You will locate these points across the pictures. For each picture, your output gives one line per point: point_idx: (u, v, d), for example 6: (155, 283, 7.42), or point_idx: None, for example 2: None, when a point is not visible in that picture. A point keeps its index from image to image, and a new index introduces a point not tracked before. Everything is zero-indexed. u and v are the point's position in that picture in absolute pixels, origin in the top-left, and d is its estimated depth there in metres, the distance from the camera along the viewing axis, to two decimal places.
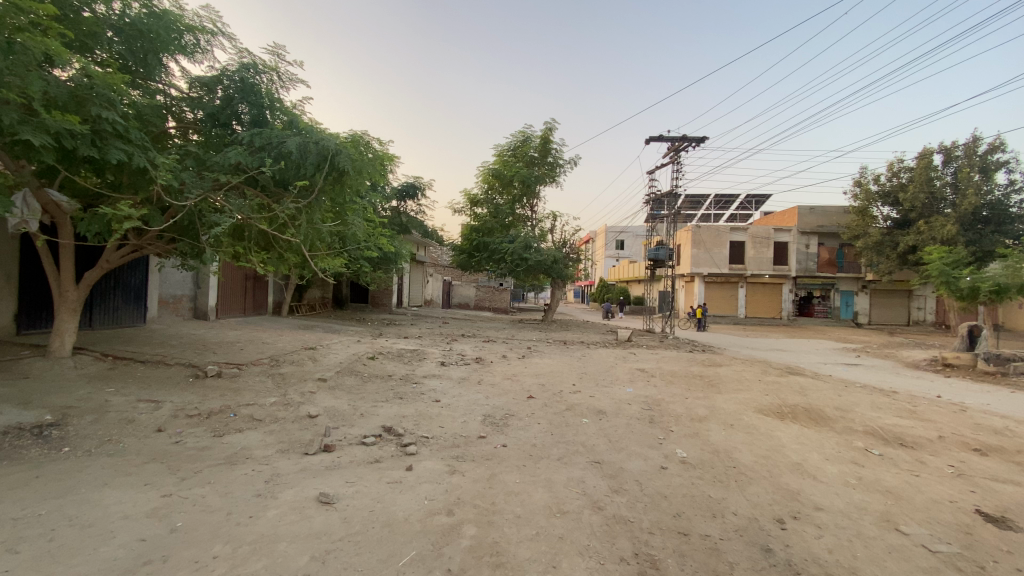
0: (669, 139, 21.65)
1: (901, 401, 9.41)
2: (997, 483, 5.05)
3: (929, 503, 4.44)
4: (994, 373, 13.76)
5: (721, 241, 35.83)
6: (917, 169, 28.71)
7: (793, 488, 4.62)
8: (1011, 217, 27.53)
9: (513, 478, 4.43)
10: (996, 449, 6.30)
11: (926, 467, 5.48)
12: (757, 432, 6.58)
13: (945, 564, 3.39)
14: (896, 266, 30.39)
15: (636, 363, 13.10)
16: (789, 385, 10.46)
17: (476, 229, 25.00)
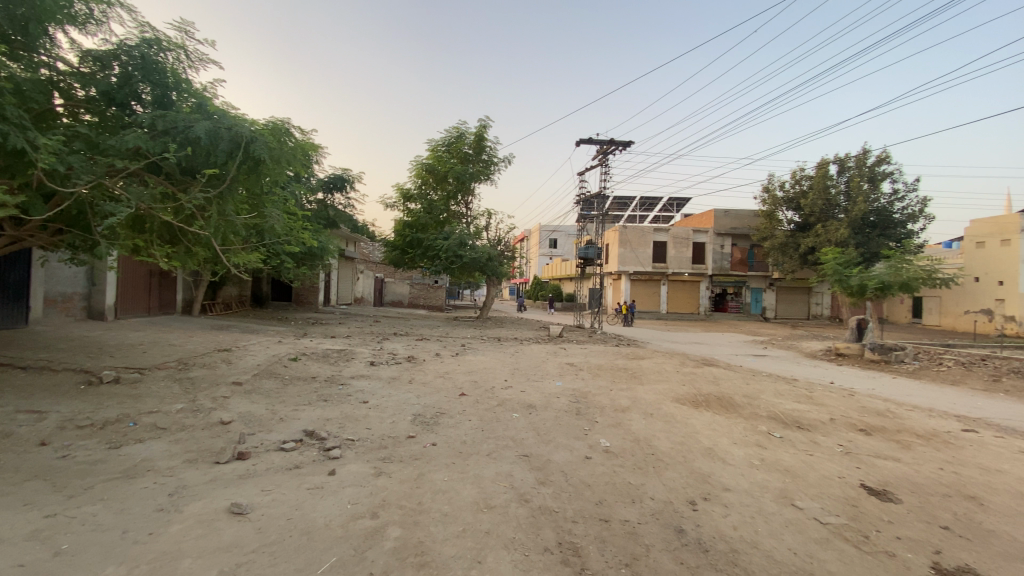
0: (599, 141, 22.44)
1: (800, 388, 10.35)
2: (877, 458, 5.71)
3: (821, 479, 4.93)
4: (878, 360, 15.52)
5: (647, 241, 37.62)
6: (816, 178, 31.73)
7: (705, 472, 4.95)
8: (893, 222, 31.07)
9: (440, 477, 4.39)
10: (877, 428, 7.11)
11: (820, 447, 6.08)
12: (674, 420, 6.99)
13: (834, 534, 3.78)
14: (798, 265, 33.41)
15: (566, 358, 13.47)
16: (705, 376, 11.21)
17: (409, 225, 24.54)
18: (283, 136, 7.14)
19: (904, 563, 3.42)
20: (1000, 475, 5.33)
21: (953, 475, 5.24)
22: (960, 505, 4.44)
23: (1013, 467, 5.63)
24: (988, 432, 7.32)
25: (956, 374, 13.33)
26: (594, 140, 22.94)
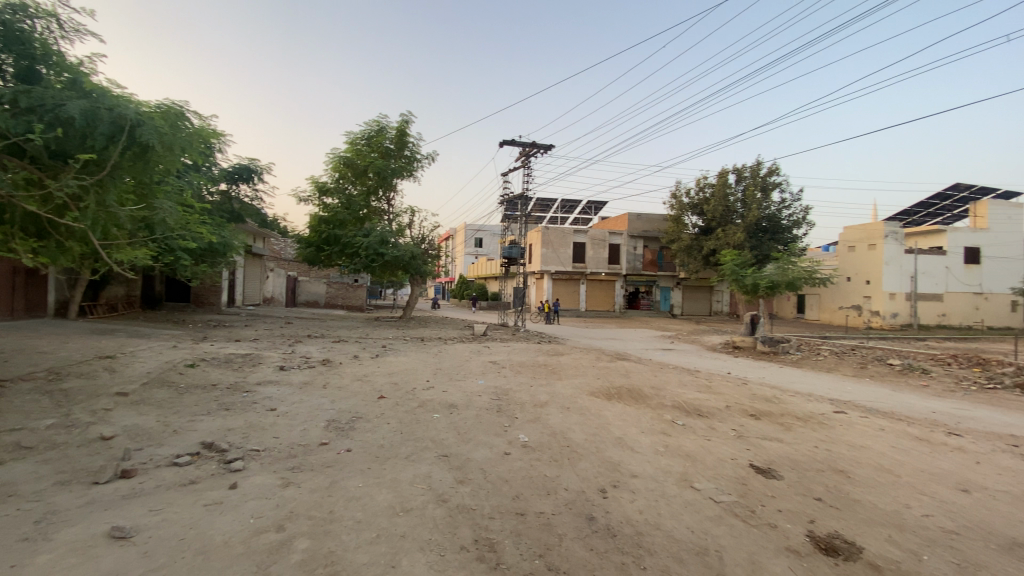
0: (522, 143, 22.83)
1: (702, 379, 11.24)
2: (765, 440, 6.35)
3: (717, 461, 5.40)
4: (768, 352, 17.24)
5: (567, 241, 38.82)
6: (717, 186, 34.60)
7: (616, 460, 5.22)
8: (781, 228, 34.59)
9: (355, 483, 4.25)
10: (764, 413, 7.90)
11: (717, 432, 6.65)
12: (588, 412, 7.30)
13: (727, 511, 4.16)
14: (701, 266, 36.21)
15: (488, 356, 13.57)
16: (618, 370, 11.82)
17: (326, 221, 23.42)
18: (176, 120, 6.52)
19: (783, 533, 3.84)
20: (861, 449, 6.15)
21: (825, 452, 5.96)
22: (829, 478, 5.07)
23: (871, 442, 6.52)
24: (853, 412, 8.41)
25: (830, 363, 15.16)
26: (517, 142, 23.31)
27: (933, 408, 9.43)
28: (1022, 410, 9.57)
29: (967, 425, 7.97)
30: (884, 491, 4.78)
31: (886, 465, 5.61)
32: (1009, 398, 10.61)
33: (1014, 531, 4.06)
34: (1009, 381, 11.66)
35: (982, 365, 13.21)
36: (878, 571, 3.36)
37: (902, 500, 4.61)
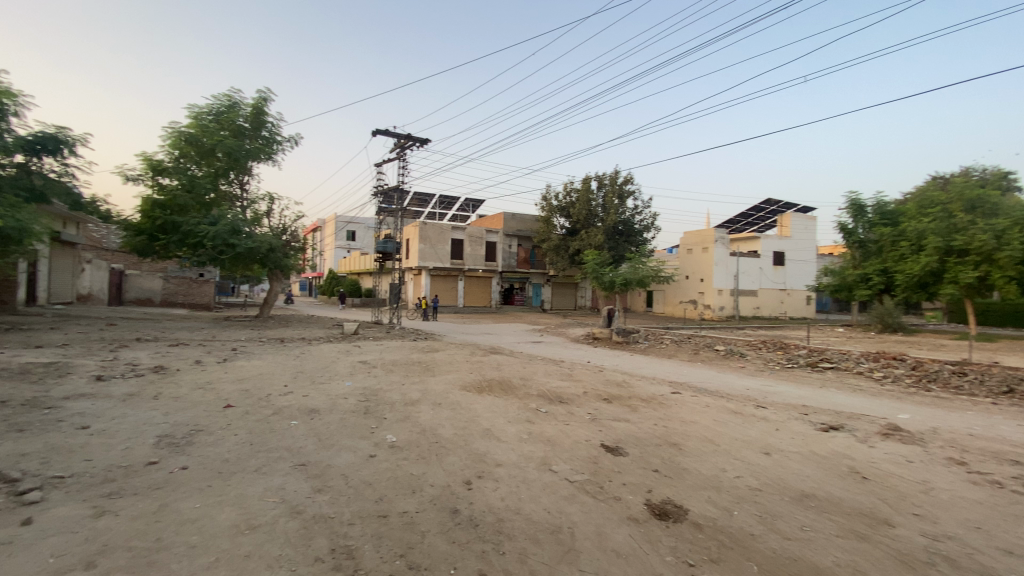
0: (395, 134, 22.25)
1: (566, 368, 12.05)
2: (615, 421, 7.03)
3: (574, 444, 5.85)
4: (622, 342, 19.11)
5: (444, 237, 38.64)
6: (582, 191, 37.29)
7: (482, 452, 5.37)
8: (635, 231, 38.40)
9: (192, 504, 3.78)
10: (617, 396, 8.76)
11: (576, 417, 7.19)
12: (458, 407, 7.39)
13: (579, 489, 4.54)
14: (568, 264, 38.73)
15: (358, 356, 12.97)
16: (489, 363, 12.15)
17: (163, 206, 20.26)
18: None
19: (626, 504, 4.31)
20: (691, 424, 7.13)
21: (664, 428, 6.80)
22: (666, 451, 5.80)
23: (699, 417, 7.60)
24: (687, 392, 9.72)
25: (672, 350, 17.32)
26: (391, 132, 22.60)
27: (746, 385, 11.30)
28: (806, 383, 11.94)
29: (770, 398, 9.69)
30: (706, 458, 5.61)
31: (709, 436, 6.59)
32: (798, 374, 13.16)
33: (795, 482, 5.06)
34: (799, 361, 14.45)
35: (782, 348, 16.16)
36: (698, 527, 3.95)
37: (720, 464, 5.46)
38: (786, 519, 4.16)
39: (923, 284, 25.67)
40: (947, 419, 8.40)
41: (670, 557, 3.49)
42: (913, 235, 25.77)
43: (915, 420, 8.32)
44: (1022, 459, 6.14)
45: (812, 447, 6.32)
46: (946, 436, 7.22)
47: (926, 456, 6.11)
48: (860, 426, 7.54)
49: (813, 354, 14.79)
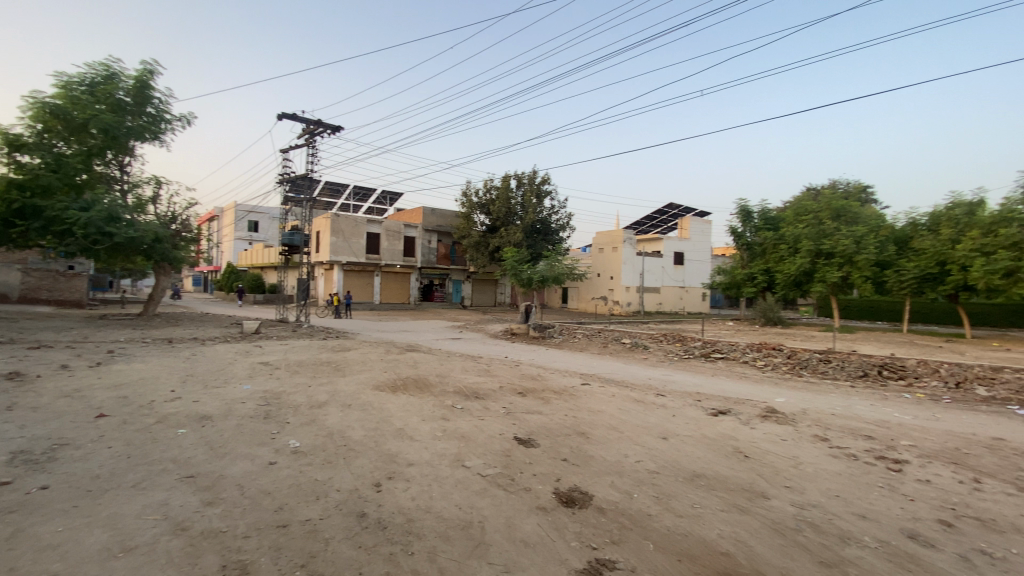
0: (305, 119, 21.01)
1: (482, 364, 12.13)
2: (528, 414, 7.20)
3: (487, 438, 5.92)
4: (538, 337, 19.60)
5: (358, 231, 37.08)
6: (501, 188, 37.65)
7: (393, 452, 5.26)
8: (552, 230, 39.47)
9: (51, 528, 3.31)
10: (531, 390, 8.98)
11: (489, 412, 7.27)
12: (370, 407, 7.16)
13: (491, 483, 4.60)
14: (487, 261, 38.97)
15: (260, 357, 12.07)
16: (404, 361, 11.88)
17: (19, 186, 17.40)
18: None
19: (535, 494, 4.44)
20: (599, 414, 7.50)
21: (573, 419, 7.09)
22: (575, 440, 6.05)
23: (606, 407, 8.02)
24: (596, 383, 10.21)
25: (584, 344, 18.09)
26: (299, 117, 21.27)
27: (650, 375, 12.11)
28: (701, 372, 13.04)
29: (670, 387, 10.48)
30: (611, 446, 5.93)
31: (615, 424, 6.99)
32: (695, 364, 14.34)
33: (689, 463, 5.51)
34: (695, 352, 15.74)
35: (681, 341, 17.51)
36: (602, 512, 4.17)
37: (624, 451, 5.80)
38: (680, 498, 4.52)
39: (797, 283, 29.09)
40: (813, 400, 9.61)
41: (575, 542, 3.66)
42: (791, 240, 29.11)
43: (788, 402, 9.42)
44: (868, 432, 7.18)
45: (704, 430, 6.92)
46: (812, 415, 8.25)
47: (796, 434, 6.94)
48: (744, 410, 8.40)
49: (708, 346, 16.18)
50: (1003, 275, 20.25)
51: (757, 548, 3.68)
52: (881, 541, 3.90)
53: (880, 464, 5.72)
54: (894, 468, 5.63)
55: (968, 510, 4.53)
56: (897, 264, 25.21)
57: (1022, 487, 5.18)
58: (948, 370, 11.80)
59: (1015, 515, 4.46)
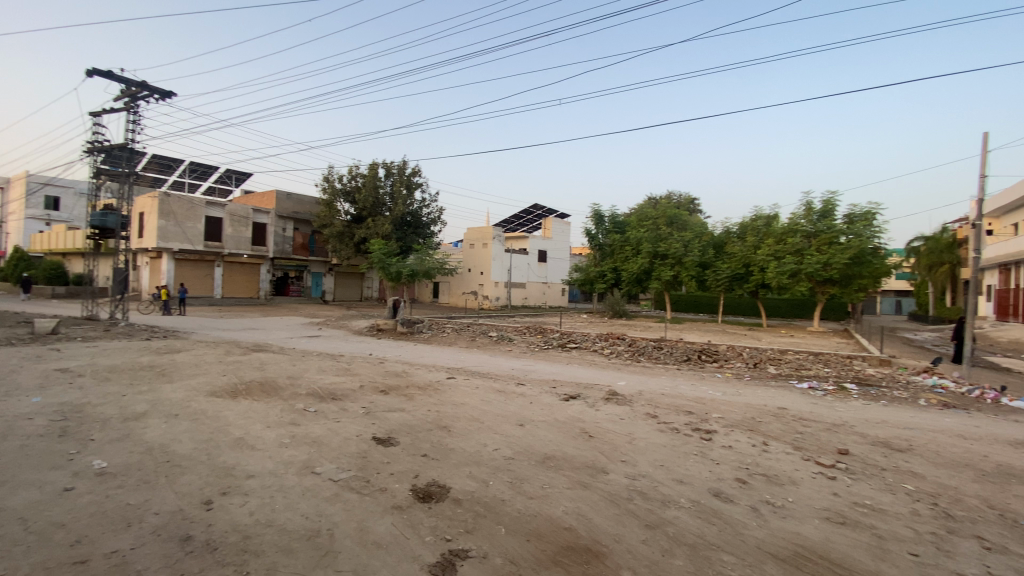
0: (124, 79, 17.70)
1: (341, 363, 11.46)
2: (389, 412, 7.02)
3: (342, 441, 5.63)
4: (405, 333, 19.14)
5: (195, 215, 32.39)
6: (368, 177, 35.96)
7: (230, 464, 4.73)
8: (422, 223, 38.80)
9: None
10: (393, 387, 8.77)
11: (346, 413, 6.92)
12: (204, 416, 6.32)
13: (343, 488, 4.40)
14: (352, 253, 36.90)
15: (56, 362, 9.88)
16: (250, 363, 10.70)
17: None
18: None
19: (391, 494, 4.35)
20: (461, 407, 7.62)
21: (435, 414, 7.09)
22: (435, 435, 6.06)
23: (469, 399, 8.17)
24: (460, 377, 10.34)
25: (451, 338, 18.16)
26: (115, 76, 17.83)
27: (512, 366, 12.63)
28: (559, 361, 13.98)
29: (531, 376, 11.04)
30: (471, 437, 6.07)
31: (476, 415, 7.16)
32: (553, 354, 15.31)
33: (542, 447, 5.89)
34: (554, 343, 16.80)
35: (542, 333, 18.53)
36: (458, 503, 4.25)
37: (483, 441, 5.97)
38: (531, 481, 4.81)
39: (640, 280, 32.56)
40: (650, 383, 10.92)
41: (430, 537, 3.68)
42: (635, 242, 32.56)
43: (629, 385, 10.59)
44: (690, 408, 8.40)
45: (557, 416, 7.44)
46: (647, 396, 9.39)
47: (634, 414, 7.82)
48: (592, 394, 9.22)
49: (565, 337, 17.40)
50: (788, 275, 25.15)
51: (596, 520, 4.08)
52: (694, 501, 4.59)
53: (697, 435, 6.74)
54: (706, 437, 6.67)
55: (757, 468, 5.56)
56: (715, 265, 29.77)
57: (793, 445, 6.52)
58: (749, 353, 14.35)
59: (787, 468, 5.60)
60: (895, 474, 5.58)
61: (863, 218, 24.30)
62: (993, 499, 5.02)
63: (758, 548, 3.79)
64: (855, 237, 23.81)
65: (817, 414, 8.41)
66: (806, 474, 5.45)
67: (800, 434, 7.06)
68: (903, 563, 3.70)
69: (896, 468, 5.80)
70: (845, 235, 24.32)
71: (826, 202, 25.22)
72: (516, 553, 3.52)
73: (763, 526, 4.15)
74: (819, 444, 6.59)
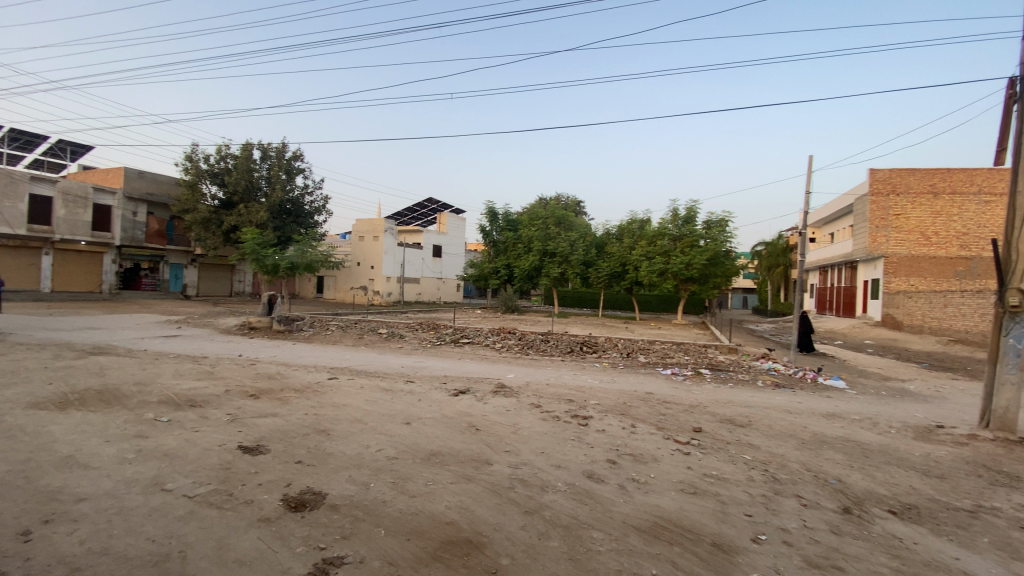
0: None
1: (205, 365, 10.25)
2: (259, 418, 6.44)
3: (201, 453, 5.05)
4: (283, 331, 17.73)
5: (12, 192, 26.75)
6: (240, 158, 32.69)
7: (56, 488, 4.02)
8: (304, 212, 36.17)
9: None
10: (265, 391, 8.07)
11: (208, 421, 6.22)
12: (19, 433, 5.27)
13: (200, 504, 3.95)
14: (220, 242, 33.12)
15: None
16: (85, 368, 9.12)
17: None
18: None
19: (258, 506, 4.01)
20: (343, 408, 7.27)
21: (313, 417, 6.67)
22: (312, 440, 5.70)
23: (351, 400, 7.80)
24: (344, 377, 9.85)
25: (336, 336, 17.19)
26: None
27: (401, 364, 12.33)
28: (449, 357, 13.95)
29: (420, 373, 10.87)
30: (352, 439, 5.81)
31: (359, 416, 6.88)
32: (444, 350, 15.25)
33: (427, 444, 5.84)
34: (446, 338, 16.73)
35: (433, 329, 18.35)
36: (334, 509, 4.04)
37: (365, 442, 5.75)
38: (415, 480, 4.74)
39: (531, 277, 33.69)
40: (536, 375, 11.37)
41: (301, 548, 3.46)
42: (526, 240, 33.68)
43: (516, 378, 10.92)
44: (571, 397, 8.91)
45: (445, 411, 7.43)
46: (533, 388, 9.78)
47: (519, 405, 8.09)
48: (480, 388, 9.36)
49: (457, 332, 17.41)
50: (657, 274, 27.84)
51: (477, 512, 4.15)
52: (570, 484, 4.88)
53: (575, 422, 7.17)
54: (584, 423, 7.12)
55: (627, 449, 6.08)
56: (597, 263, 31.87)
57: (657, 426, 7.24)
58: (625, 344, 15.60)
59: (652, 448, 6.20)
60: (737, 447, 6.46)
61: (718, 225, 27.66)
62: (807, 462, 6.05)
63: (624, 522, 4.15)
64: (711, 242, 27.07)
65: (678, 397, 9.41)
66: (667, 452, 6.07)
67: (664, 416, 7.85)
68: (739, 523, 4.30)
69: (738, 441, 6.72)
70: (703, 239, 27.52)
71: (689, 210, 28.29)
72: (395, 554, 3.45)
73: (629, 502, 4.55)
74: (679, 424, 7.39)
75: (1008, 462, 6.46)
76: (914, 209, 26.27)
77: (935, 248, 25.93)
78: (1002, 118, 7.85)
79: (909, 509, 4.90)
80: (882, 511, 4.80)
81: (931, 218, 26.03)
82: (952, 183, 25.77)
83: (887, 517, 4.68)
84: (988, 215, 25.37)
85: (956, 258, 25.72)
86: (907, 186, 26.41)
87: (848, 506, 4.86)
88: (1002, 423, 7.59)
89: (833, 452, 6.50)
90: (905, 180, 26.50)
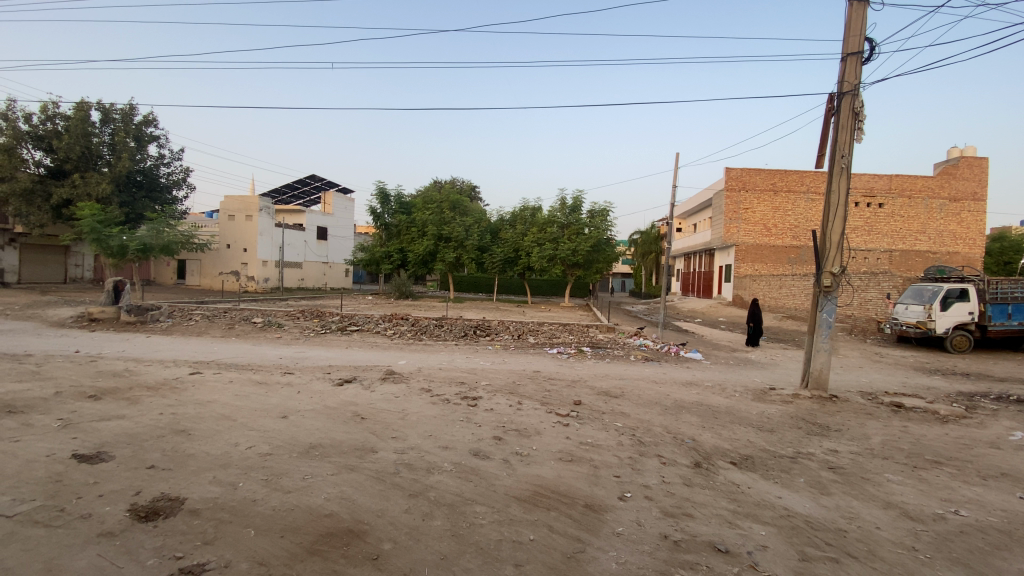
0: None
1: (27, 364, 8.65)
2: (100, 422, 5.60)
3: (21, 466, 4.28)
4: (133, 322, 15.44)
5: None
6: (73, 119, 27.49)
7: None
8: (159, 186, 31.74)
9: None
10: (110, 391, 7.02)
11: (32, 429, 5.25)
12: None
13: (21, 525, 3.37)
14: (49, 219, 27.82)
15: None
16: None
17: None
18: None
19: (98, 519, 3.52)
20: (206, 404, 6.61)
21: (169, 416, 5.97)
22: (169, 441, 5.11)
23: (219, 396, 7.09)
24: (209, 370, 8.94)
25: (202, 327, 15.43)
26: None
27: (280, 355, 11.46)
28: (336, 346, 13.25)
29: (301, 364, 10.25)
30: (218, 438, 5.30)
31: (226, 413, 6.29)
32: (330, 338, 14.53)
33: (306, 437, 5.53)
34: (331, 326, 15.90)
35: (318, 316, 17.28)
36: (194, 514, 3.68)
37: (233, 440, 5.29)
38: (291, 474, 4.49)
39: (425, 262, 33.20)
40: (428, 360, 11.32)
41: (152, 560, 3.12)
42: (420, 224, 33.03)
43: (406, 364, 10.73)
44: (460, 380, 9.02)
45: (326, 402, 7.07)
46: (423, 372, 9.68)
47: (408, 390, 8.01)
48: (366, 375, 9.07)
49: (344, 320, 16.62)
50: (547, 259, 29.06)
51: (359, 500, 4.05)
52: (456, 463, 4.98)
53: (464, 403, 7.28)
54: (473, 404, 7.26)
55: (512, 425, 6.31)
56: (491, 249, 32.29)
57: (540, 402, 7.60)
58: (516, 326, 16.11)
59: (535, 422, 6.53)
60: (610, 416, 7.03)
61: (600, 214, 29.52)
62: (669, 425, 6.79)
63: (506, 495, 4.34)
64: (595, 229, 28.83)
65: (562, 373, 9.98)
66: (548, 425, 6.43)
67: (548, 392, 8.31)
68: (609, 484, 4.73)
69: (612, 411, 7.33)
70: (588, 227, 29.21)
71: (576, 198, 29.86)
72: (266, 553, 3.26)
73: (512, 475, 4.77)
74: (561, 399, 7.86)
75: (819, 415, 7.88)
76: (759, 204, 30.31)
77: (774, 238, 30.27)
78: (822, 128, 9.35)
79: (747, 459, 5.76)
80: (726, 463, 5.59)
81: (773, 212, 30.28)
82: (788, 182, 30.25)
83: (729, 467, 5.45)
84: (813, 210, 30.19)
85: (790, 248, 30.33)
86: (755, 183, 30.32)
87: (700, 460, 5.58)
88: (816, 382, 9.19)
89: (689, 415, 7.40)
90: (753, 179, 30.36)
